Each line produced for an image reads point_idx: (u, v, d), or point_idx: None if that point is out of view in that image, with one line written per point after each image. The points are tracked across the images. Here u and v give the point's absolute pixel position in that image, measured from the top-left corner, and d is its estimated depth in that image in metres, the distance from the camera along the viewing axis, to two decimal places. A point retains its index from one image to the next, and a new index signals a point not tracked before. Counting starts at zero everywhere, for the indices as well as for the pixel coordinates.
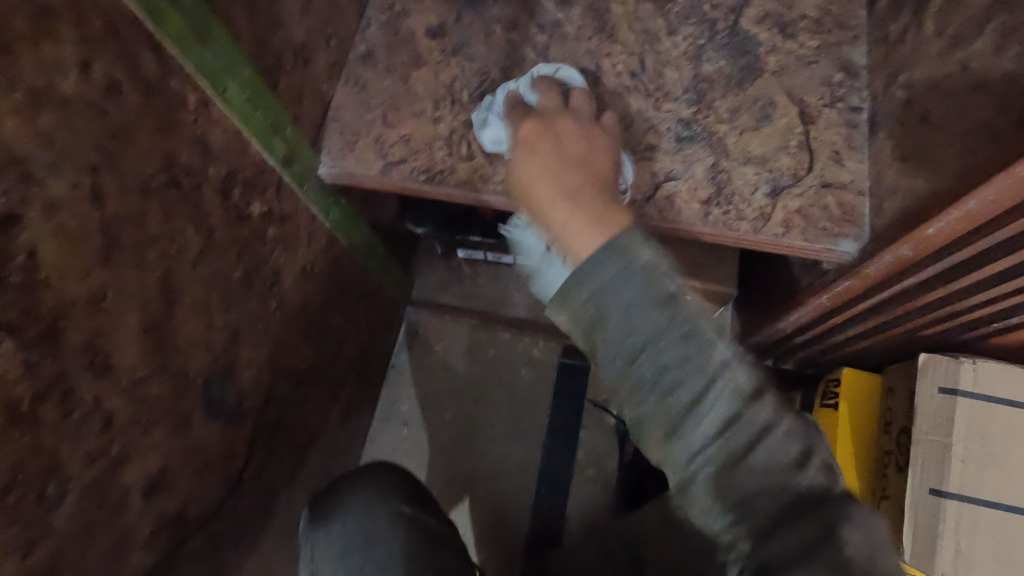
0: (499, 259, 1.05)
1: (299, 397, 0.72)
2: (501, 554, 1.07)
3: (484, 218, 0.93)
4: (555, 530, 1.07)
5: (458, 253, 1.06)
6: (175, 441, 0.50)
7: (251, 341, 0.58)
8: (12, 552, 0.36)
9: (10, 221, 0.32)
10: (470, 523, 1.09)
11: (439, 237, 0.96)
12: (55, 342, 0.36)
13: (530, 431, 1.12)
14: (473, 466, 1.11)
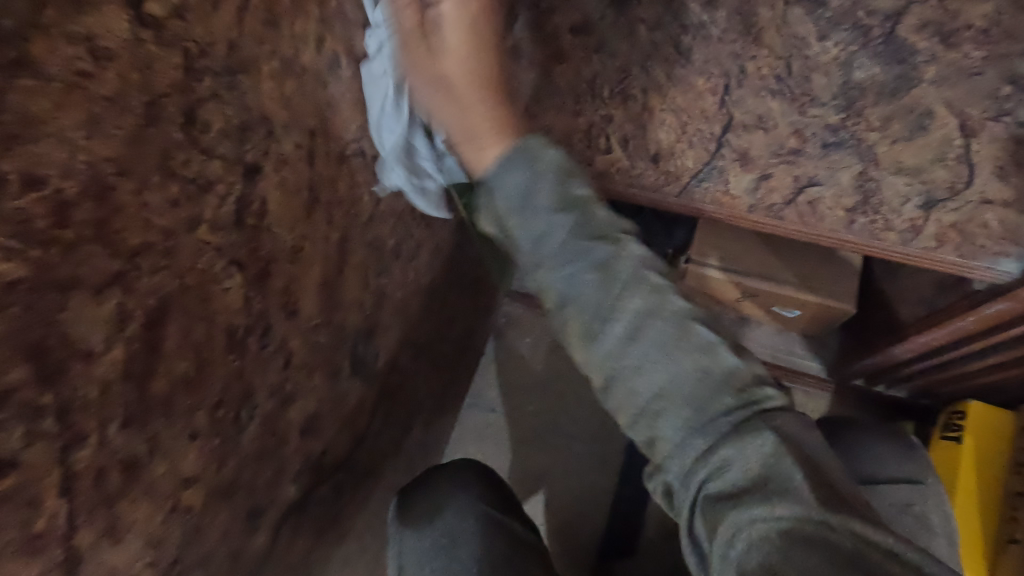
0: None
1: (415, 367, 0.77)
2: (576, 549, 1.07)
3: None
4: (631, 536, 1.06)
5: None
6: (327, 388, 0.54)
7: (390, 306, 0.63)
8: (212, 463, 0.41)
9: (253, 172, 0.36)
10: (547, 515, 1.10)
11: None
12: (265, 282, 0.41)
13: (615, 433, 1.13)
14: (553, 460, 1.13)
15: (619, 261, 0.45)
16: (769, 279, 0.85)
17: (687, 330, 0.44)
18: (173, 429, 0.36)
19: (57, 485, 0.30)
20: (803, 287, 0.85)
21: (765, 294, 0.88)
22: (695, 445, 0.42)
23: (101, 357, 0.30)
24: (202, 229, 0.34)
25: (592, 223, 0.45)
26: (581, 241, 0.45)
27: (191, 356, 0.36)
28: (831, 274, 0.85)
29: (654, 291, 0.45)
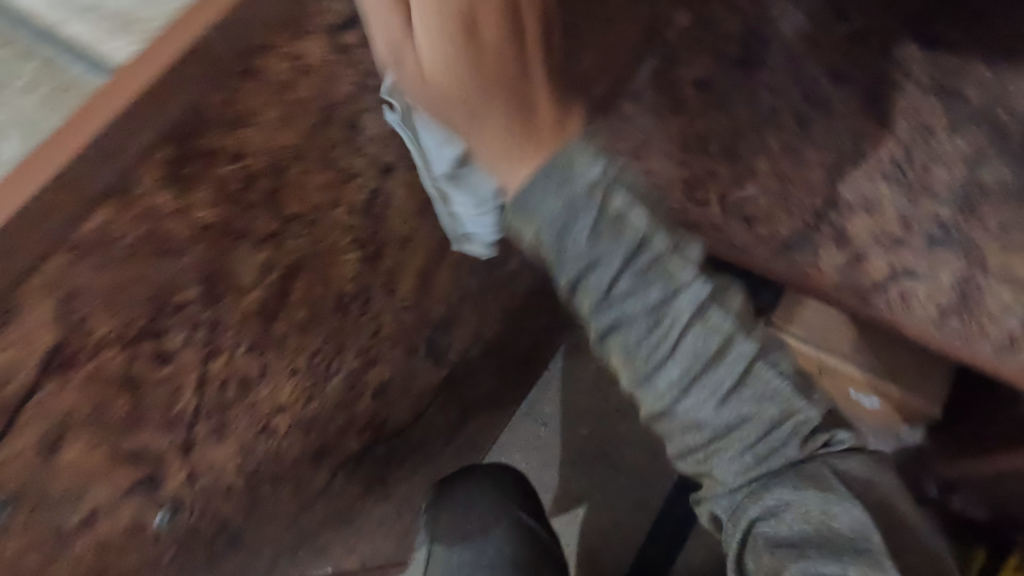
0: None
1: (482, 362, 0.82)
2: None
3: None
4: None
5: None
6: (404, 361, 0.62)
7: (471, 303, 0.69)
8: (301, 399, 0.49)
9: (387, 170, 0.44)
10: (571, 538, 1.13)
11: None
12: (376, 261, 0.48)
13: (659, 474, 1.14)
14: (592, 486, 1.15)
15: (673, 304, 0.39)
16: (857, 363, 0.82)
17: (725, 345, 0.41)
18: (281, 363, 0.45)
19: (195, 383, 0.38)
20: (886, 378, 0.81)
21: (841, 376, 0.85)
22: (753, 488, 0.44)
23: (246, 293, 0.38)
24: (339, 210, 0.41)
25: (629, 234, 0.38)
26: (623, 278, 0.38)
27: (307, 309, 0.44)
28: (921, 372, 0.81)
29: (689, 320, 0.40)
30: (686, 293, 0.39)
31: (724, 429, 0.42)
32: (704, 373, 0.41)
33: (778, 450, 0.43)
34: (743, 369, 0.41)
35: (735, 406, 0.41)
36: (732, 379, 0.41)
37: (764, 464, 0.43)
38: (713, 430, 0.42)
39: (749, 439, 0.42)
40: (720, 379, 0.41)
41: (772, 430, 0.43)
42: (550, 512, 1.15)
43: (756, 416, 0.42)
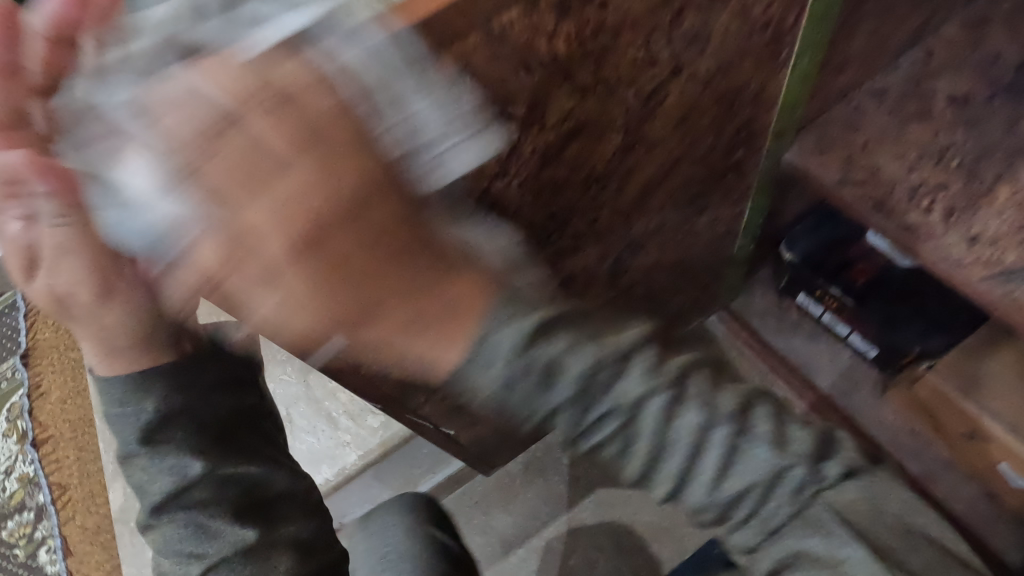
0: (829, 330, 1.04)
1: (636, 307, 0.86)
2: (649, 552, 1.11)
3: (852, 280, 0.97)
4: None
5: (796, 298, 1.06)
6: (592, 265, 0.67)
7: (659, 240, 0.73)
8: (521, 252, 0.56)
9: (677, 71, 0.49)
10: (640, 506, 1.14)
11: (796, 274, 1.02)
12: (627, 154, 0.54)
13: None
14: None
15: (653, 419, 0.37)
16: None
17: (679, 417, 0.37)
18: (530, 209, 0.51)
19: (480, 193, 0.46)
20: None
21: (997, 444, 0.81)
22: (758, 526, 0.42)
23: (545, 131, 0.45)
24: (633, 90, 0.47)
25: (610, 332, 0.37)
26: (611, 429, 0.38)
27: (569, 168, 0.50)
28: None
29: (663, 426, 0.37)
30: (685, 420, 0.37)
31: (764, 486, 0.40)
32: (719, 444, 0.39)
33: (795, 522, 0.42)
34: (754, 434, 0.39)
35: (778, 484, 0.40)
36: (770, 454, 0.40)
37: (776, 516, 0.42)
38: (760, 478, 0.40)
39: (792, 488, 0.41)
40: (739, 470, 0.39)
41: (801, 484, 0.41)
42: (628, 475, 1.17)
43: (800, 470, 0.40)
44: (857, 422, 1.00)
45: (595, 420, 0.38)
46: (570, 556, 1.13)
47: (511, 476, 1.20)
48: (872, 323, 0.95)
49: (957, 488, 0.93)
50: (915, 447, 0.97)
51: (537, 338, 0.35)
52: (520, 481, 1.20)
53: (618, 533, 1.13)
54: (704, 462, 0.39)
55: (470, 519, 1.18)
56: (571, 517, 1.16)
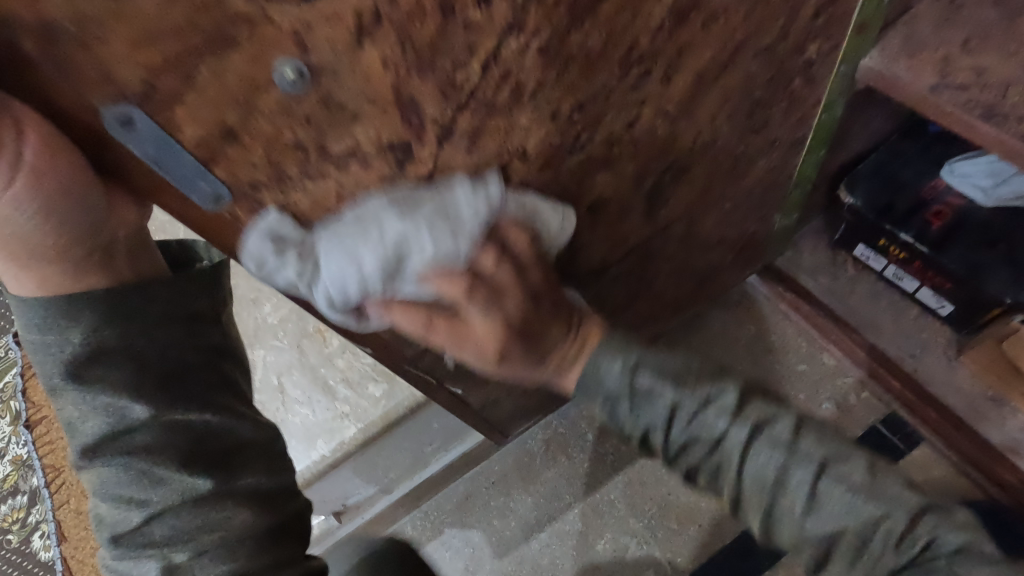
0: (896, 281, 0.91)
1: (673, 255, 0.75)
2: (687, 535, 0.99)
3: (926, 224, 0.82)
4: None
5: (857, 249, 0.93)
6: (628, 190, 0.55)
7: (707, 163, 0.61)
8: (543, 157, 0.44)
9: None
10: (674, 486, 1.03)
11: (859, 221, 0.89)
12: (678, 24, 0.42)
13: None
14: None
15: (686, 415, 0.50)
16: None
17: (754, 442, 0.48)
18: (554, 91, 0.40)
19: (488, 56, 0.35)
20: None
21: None
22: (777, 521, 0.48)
23: None
24: None
25: (686, 379, 0.51)
26: (734, 428, 0.49)
27: (604, 34, 0.38)
28: None
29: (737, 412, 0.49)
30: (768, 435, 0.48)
31: (816, 505, 0.46)
32: (762, 451, 0.48)
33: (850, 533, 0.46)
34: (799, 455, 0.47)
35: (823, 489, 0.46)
36: (786, 456, 0.47)
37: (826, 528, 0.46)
38: (798, 505, 0.47)
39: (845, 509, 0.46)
40: (794, 477, 0.47)
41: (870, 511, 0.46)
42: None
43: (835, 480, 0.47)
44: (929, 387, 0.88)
45: (691, 447, 0.50)
46: (597, 539, 1.02)
47: (531, 455, 1.11)
48: (952, 272, 0.80)
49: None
50: (999, 417, 0.84)
51: (637, 375, 0.51)
52: (542, 459, 1.10)
53: (650, 516, 1.01)
54: (754, 468, 0.48)
55: (487, 502, 1.09)
56: (598, 498, 1.05)
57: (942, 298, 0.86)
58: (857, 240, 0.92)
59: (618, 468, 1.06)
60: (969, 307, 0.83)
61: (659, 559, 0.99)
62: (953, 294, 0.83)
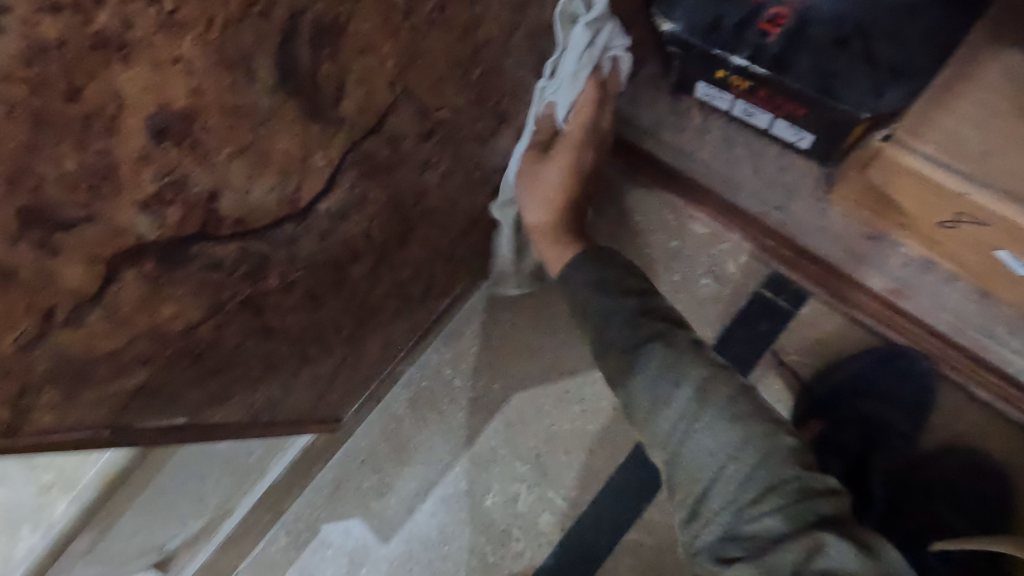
0: (750, 119, 0.74)
1: (423, 160, 0.53)
2: (579, 466, 0.88)
3: (764, 38, 0.61)
4: (617, 526, 0.86)
5: (698, 88, 0.74)
6: (224, 88, 0.33)
7: (371, 9, 0.37)
8: None
9: None
10: (558, 416, 0.90)
11: (685, 52, 0.68)
12: None
13: None
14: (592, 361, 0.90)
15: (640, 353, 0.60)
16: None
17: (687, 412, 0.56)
18: None
19: None
20: None
21: (996, 225, 0.57)
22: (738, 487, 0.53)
23: None
24: None
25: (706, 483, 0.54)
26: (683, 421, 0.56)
27: None
28: None
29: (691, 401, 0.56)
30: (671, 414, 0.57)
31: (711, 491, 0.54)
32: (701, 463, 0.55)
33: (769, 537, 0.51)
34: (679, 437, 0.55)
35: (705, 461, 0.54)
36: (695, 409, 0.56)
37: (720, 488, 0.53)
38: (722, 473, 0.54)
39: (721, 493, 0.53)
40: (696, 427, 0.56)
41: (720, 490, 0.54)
42: (537, 381, 0.91)
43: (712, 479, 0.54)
44: (803, 238, 0.76)
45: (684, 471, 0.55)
46: (486, 495, 0.89)
47: (397, 421, 0.93)
48: (803, 91, 0.61)
49: (941, 295, 0.71)
50: (878, 255, 0.73)
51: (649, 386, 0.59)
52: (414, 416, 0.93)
53: (536, 454, 0.89)
54: (758, 121, 0.73)
55: (360, 484, 0.92)
56: (481, 449, 0.91)
57: (801, 129, 0.69)
58: (697, 76, 0.72)
59: (495, 410, 0.91)
60: (829, 132, 0.66)
61: (554, 499, 0.87)
62: (813, 120, 0.66)
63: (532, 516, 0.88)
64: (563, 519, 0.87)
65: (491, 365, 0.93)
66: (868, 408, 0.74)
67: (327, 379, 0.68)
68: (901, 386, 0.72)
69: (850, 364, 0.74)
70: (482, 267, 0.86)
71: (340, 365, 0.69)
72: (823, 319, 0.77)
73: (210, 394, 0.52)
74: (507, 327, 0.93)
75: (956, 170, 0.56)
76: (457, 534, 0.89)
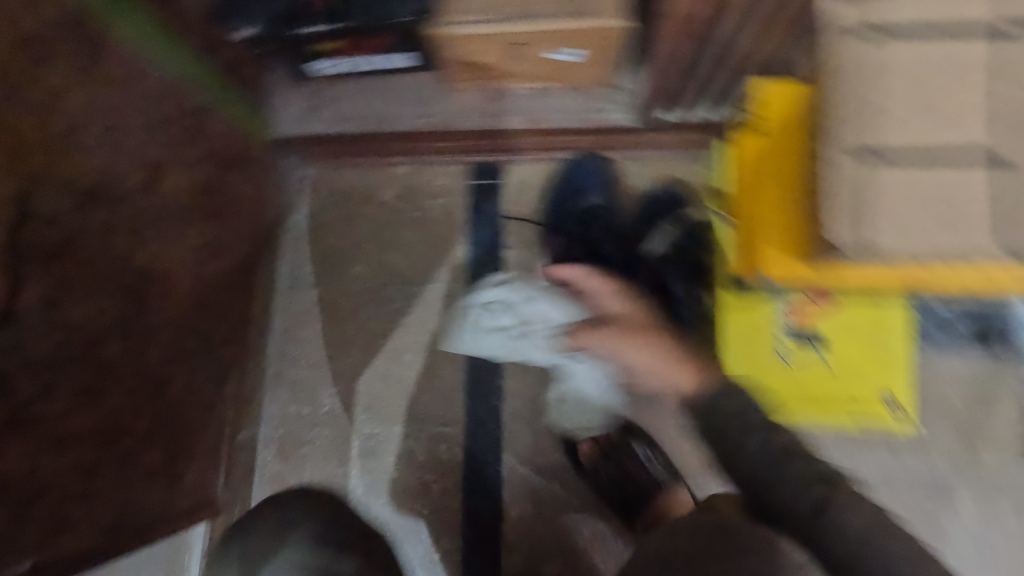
0: (366, 66, 0.83)
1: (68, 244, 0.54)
2: (439, 395, 0.90)
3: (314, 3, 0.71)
4: (496, 442, 0.88)
5: (315, 63, 0.82)
6: None
7: None
8: None
9: None
10: (397, 373, 0.92)
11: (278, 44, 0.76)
12: None
13: (444, 269, 0.95)
14: (395, 312, 0.94)
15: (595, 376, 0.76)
16: (463, 14, 0.68)
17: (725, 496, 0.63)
18: None
19: None
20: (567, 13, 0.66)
21: (533, 40, 0.69)
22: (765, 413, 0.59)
23: None
24: None
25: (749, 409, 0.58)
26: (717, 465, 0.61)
27: None
28: None
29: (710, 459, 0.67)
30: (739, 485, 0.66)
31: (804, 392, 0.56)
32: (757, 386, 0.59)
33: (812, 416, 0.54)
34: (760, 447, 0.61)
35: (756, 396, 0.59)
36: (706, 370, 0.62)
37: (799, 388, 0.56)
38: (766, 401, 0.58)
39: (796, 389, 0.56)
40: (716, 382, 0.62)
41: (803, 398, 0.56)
42: (362, 364, 0.93)
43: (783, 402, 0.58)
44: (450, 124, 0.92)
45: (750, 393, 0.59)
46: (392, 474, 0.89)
47: (279, 478, 0.91)
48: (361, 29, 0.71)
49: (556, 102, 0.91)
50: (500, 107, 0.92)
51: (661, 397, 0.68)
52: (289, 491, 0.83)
53: (406, 413, 0.91)
54: (366, 66, 0.82)
55: None
56: (359, 442, 0.90)
57: (396, 55, 0.79)
58: (304, 57, 0.81)
59: (349, 406, 0.92)
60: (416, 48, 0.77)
61: (444, 443, 0.89)
62: (390, 40, 0.76)
63: (439, 471, 0.88)
64: (457, 457, 0.88)
65: (318, 372, 0.93)
66: (586, 202, 0.87)
67: (141, 487, 0.65)
68: (582, 174, 0.88)
69: (558, 173, 0.91)
70: (268, 298, 0.94)
71: (166, 457, 0.69)
72: (520, 171, 0.95)
73: (118, 496, 0.62)
74: (318, 328, 0.95)
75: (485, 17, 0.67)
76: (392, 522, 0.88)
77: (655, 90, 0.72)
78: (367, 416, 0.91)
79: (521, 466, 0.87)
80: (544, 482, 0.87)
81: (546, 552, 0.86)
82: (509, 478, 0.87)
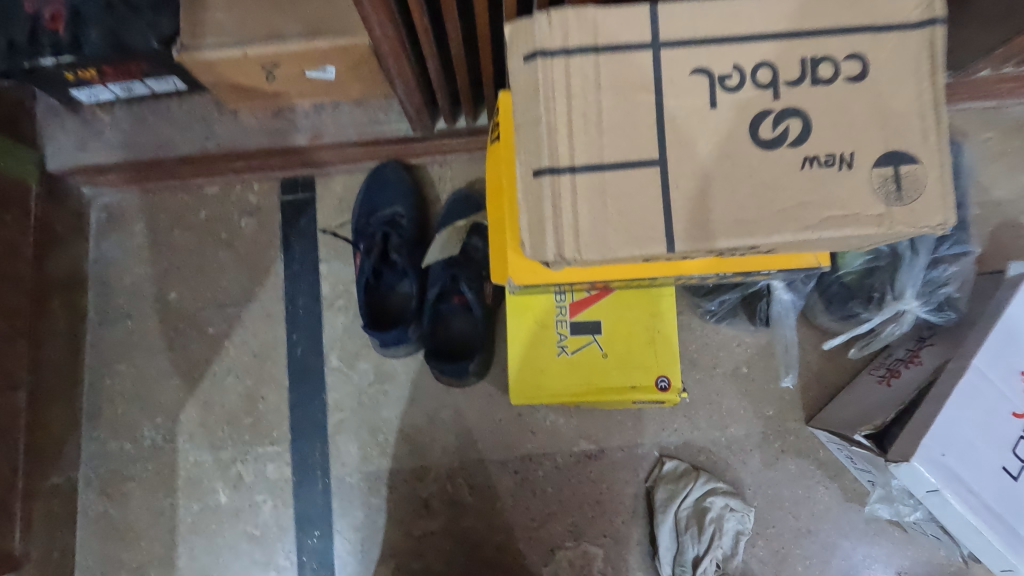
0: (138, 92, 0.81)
1: None
2: (264, 414, 0.91)
3: (54, 32, 0.68)
4: (325, 454, 0.90)
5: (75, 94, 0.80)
6: None
7: None
8: None
9: None
10: (219, 398, 0.91)
11: (25, 77, 0.73)
12: None
13: (259, 287, 0.94)
14: (212, 336, 0.93)
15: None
16: (201, 37, 0.68)
17: None
18: None
19: None
20: (308, 37, 0.68)
21: (284, 63, 0.71)
22: None
23: None
24: None
25: None
26: None
27: None
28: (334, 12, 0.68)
29: None
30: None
31: None
32: None
33: None
34: None
35: None
36: None
37: None
38: None
39: None
40: None
41: None
42: (181, 392, 0.92)
43: None
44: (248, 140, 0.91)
45: None
46: (221, 497, 0.89)
47: (104, 517, 0.89)
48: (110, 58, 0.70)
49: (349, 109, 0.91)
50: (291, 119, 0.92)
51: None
52: None
53: (231, 436, 0.90)
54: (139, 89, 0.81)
55: None
56: (186, 470, 0.90)
57: (162, 80, 0.78)
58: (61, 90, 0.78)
59: (172, 435, 0.90)
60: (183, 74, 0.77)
61: (272, 461, 0.90)
62: (151, 67, 0.74)
63: (268, 488, 0.89)
64: (289, 472, 0.90)
65: (137, 405, 0.91)
66: (386, 214, 0.89)
67: None
68: (388, 186, 0.90)
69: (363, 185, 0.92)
70: (75, 334, 0.91)
71: None
72: (329, 183, 0.95)
73: None
74: (134, 360, 0.92)
75: (229, 42, 0.68)
76: (226, 542, 0.88)
77: (419, 105, 0.74)
78: (191, 442, 0.90)
79: (349, 476, 0.90)
80: (371, 491, 0.89)
81: (377, 558, 0.88)
82: (339, 488, 0.89)
